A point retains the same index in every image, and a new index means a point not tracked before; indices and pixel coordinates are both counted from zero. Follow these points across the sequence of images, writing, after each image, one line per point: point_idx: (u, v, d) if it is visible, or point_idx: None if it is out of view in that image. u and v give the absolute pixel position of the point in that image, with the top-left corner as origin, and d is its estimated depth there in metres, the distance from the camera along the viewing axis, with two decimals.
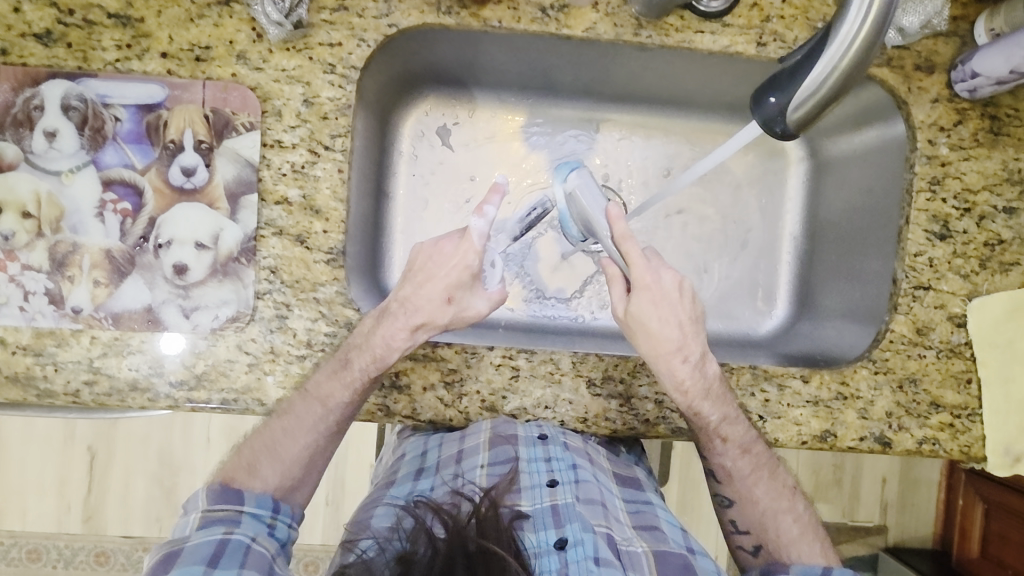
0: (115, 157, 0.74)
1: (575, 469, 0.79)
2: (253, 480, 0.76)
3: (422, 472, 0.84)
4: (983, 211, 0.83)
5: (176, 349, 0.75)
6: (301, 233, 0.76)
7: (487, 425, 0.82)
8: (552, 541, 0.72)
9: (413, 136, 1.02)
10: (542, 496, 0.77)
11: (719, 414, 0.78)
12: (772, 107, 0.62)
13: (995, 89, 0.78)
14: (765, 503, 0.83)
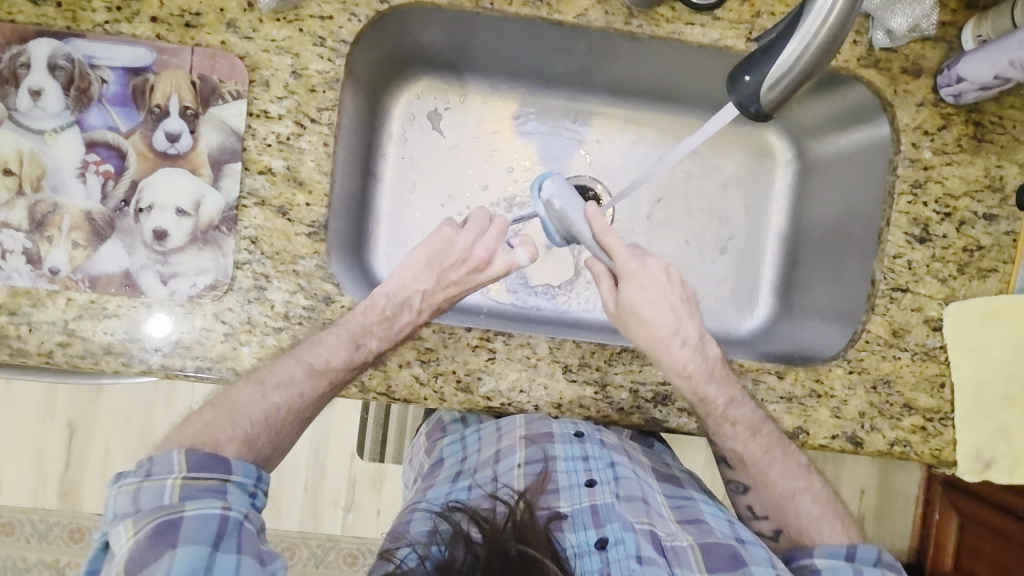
0: (100, 119, 0.74)
1: (612, 468, 0.87)
2: (245, 449, 0.75)
3: (462, 473, 0.93)
4: (963, 216, 0.84)
5: (163, 332, 0.75)
6: (283, 205, 0.77)
7: (522, 424, 0.93)
8: (592, 541, 0.78)
9: (403, 119, 1.03)
10: (580, 496, 0.84)
11: (725, 397, 0.79)
12: (747, 85, 0.61)
13: (980, 94, 0.79)
14: (780, 486, 0.85)
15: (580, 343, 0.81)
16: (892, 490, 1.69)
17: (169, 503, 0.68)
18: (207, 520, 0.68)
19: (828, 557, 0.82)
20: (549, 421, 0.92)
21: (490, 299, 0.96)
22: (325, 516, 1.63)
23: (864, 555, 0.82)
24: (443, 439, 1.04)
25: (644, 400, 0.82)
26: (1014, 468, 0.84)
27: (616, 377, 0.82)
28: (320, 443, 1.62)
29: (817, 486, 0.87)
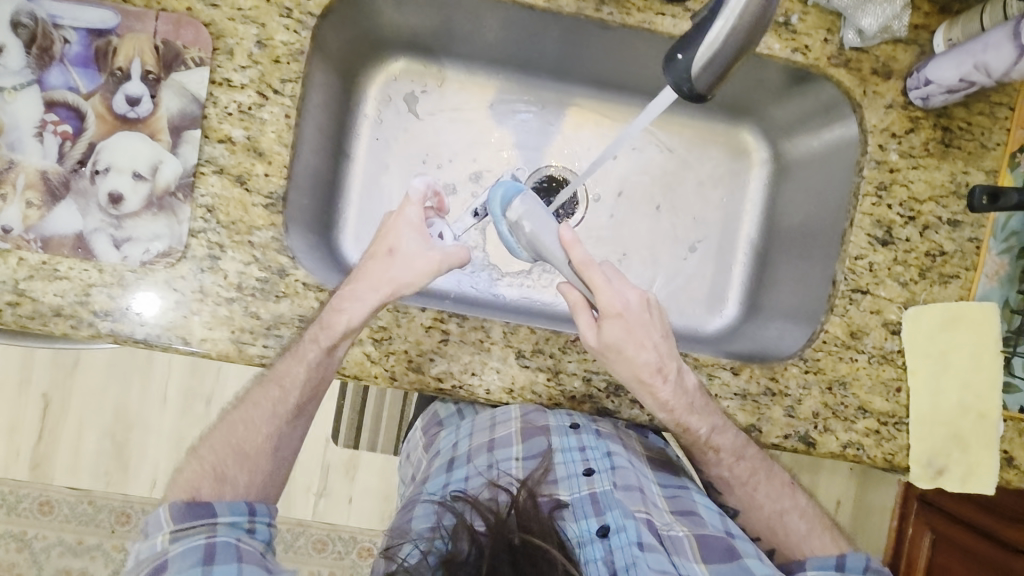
0: (60, 79, 0.74)
1: (609, 456, 0.83)
2: (224, 487, 0.76)
3: (456, 464, 0.88)
4: (927, 221, 0.84)
5: (151, 307, 0.75)
6: (242, 174, 0.77)
7: (517, 412, 0.88)
8: (593, 529, 0.75)
9: (379, 99, 1.00)
10: (579, 485, 0.81)
11: (707, 426, 0.79)
12: (679, 64, 0.59)
13: (947, 97, 0.79)
14: (767, 508, 0.86)
15: (535, 329, 0.81)
16: (869, 506, 1.62)
17: (159, 552, 0.71)
18: (197, 550, 0.70)
19: (818, 569, 0.82)
20: (546, 413, 0.87)
21: (456, 284, 0.95)
22: (296, 500, 1.59)
23: (851, 564, 0.82)
24: (439, 432, 1.01)
25: (597, 390, 0.82)
26: (966, 475, 0.83)
27: (570, 365, 0.82)
28: None
29: (803, 504, 0.87)
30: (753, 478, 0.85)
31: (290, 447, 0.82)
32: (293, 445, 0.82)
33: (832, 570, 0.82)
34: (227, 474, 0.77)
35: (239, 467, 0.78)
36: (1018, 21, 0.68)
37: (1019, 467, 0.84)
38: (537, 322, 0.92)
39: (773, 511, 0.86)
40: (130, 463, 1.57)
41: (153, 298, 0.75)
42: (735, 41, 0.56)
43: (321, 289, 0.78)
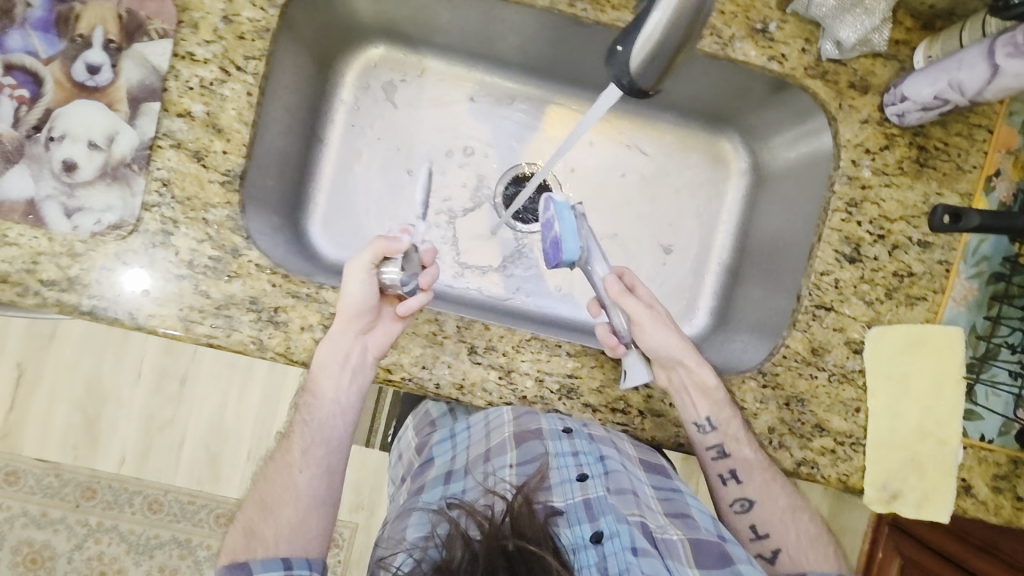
0: (19, 42, 0.73)
1: (602, 461, 0.76)
2: (255, 544, 0.74)
3: (451, 475, 0.81)
4: (896, 240, 0.82)
5: (139, 284, 0.74)
6: (199, 149, 0.76)
7: (508, 415, 0.80)
8: (587, 534, 0.69)
9: (357, 86, 0.95)
10: (573, 490, 0.74)
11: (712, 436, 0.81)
12: (620, 57, 0.57)
13: (922, 116, 0.78)
14: (785, 510, 0.82)
15: (489, 325, 0.81)
16: (842, 528, 1.55)
17: None
18: None
19: None
20: (538, 415, 0.79)
21: None
22: None
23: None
24: (433, 436, 0.92)
25: (549, 392, 0.81)
26: (921, 501, 0.81)
27: (523, 365, 0.81)
28: (268, 414, 1.57)
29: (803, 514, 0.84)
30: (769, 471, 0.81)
31: (318, 495, 0.79)
32: (320, 491, 0.79)
33: None
34: (257, 528, 0.75)
35: (265, 518, 0.76)
36: (992, 40, 0.66)
37: (977, 497, 0.81)
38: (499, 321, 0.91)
39: (792, 506, 0.83)
40: (100, 438, 1.55)
41: (146, 269, 0.74)
42: (673, 36, 0.53)
43: (273, 271, 0.77)
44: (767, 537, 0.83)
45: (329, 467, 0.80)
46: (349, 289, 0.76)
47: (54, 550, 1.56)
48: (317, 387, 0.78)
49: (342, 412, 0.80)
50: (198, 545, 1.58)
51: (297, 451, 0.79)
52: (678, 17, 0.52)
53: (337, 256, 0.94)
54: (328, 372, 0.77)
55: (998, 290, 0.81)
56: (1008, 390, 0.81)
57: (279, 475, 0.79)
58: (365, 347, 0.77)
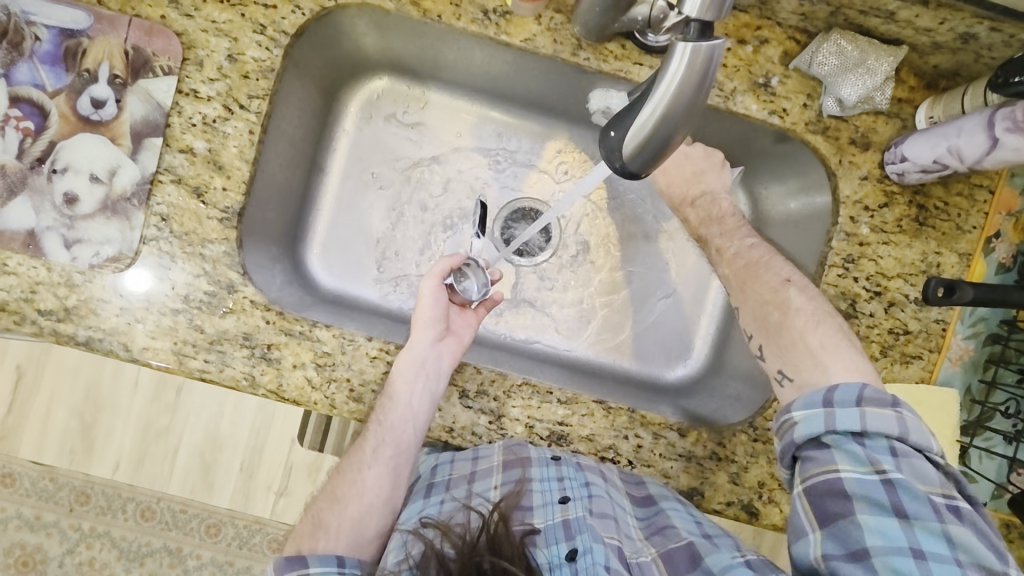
0: (28, 75, 0.74)
1: (586, 485, 0.75)
2: (319, 538, 0.72)
3: (432, 488, 0.79)
4: (893, 298, 0.82)
5: (143, 297, 0.75)
6: (199, 186, 0.77)
7: (499, 448, 0.78)
8: (563, 553, 0.69)
9: (360, 116, 0.95)
10: (553, 512, 0.73)
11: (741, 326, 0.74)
12: (612, 141, 0.57)
13: (922, 176, 0.78)
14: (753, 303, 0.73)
15: (481, 368, 0.81)
16: None
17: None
18: None
19: (806, 407, 0.63)
20: (526, 444, 0.78)
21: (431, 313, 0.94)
22: (257, 499, 1.57)
23: (843, 398, 0.61)
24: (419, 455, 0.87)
25: (538, 437, 0.81)
26: None
27: (513, 410, 0.81)
28: (263, 426, 1.56)
29: (797, 301, 0.70)
30: (742, 279, 0.75)
31: (385, 495, 0.76)
32: (384, 492, 0.76)
33: (819, 407, 0.62)
34: (324, 519, 0.74)
35: (332, 508, 0.75)
36: (992, 111, 0.67)
37: None
38: (510, 365, 0.90)
39: (758, 303, 0.72)
40: (96, 444, 1.53)
41: (142, 277, 0.75)
42: (664, 130, 0.53)
43: (267, 308, 0.77)
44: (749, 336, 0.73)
45: (398, 468, 0.77)
46: (423, 303, 0.81)
47: (46, 554, 1.58)
48: (392, 391, 0.75)
49: (414, 417, 0.76)
50: (188, 554, 1.59)
51: (368, 449, 0.77)
52: (666, 117, 0.52)
53: (335, 284, 0.93)
54: (404, 377, 0.75)
55: (995, 352, 0.81)
56: (1002, 454, 0.80)
57: (349, 468, 0.77)
58: (439, 355, 0.78)
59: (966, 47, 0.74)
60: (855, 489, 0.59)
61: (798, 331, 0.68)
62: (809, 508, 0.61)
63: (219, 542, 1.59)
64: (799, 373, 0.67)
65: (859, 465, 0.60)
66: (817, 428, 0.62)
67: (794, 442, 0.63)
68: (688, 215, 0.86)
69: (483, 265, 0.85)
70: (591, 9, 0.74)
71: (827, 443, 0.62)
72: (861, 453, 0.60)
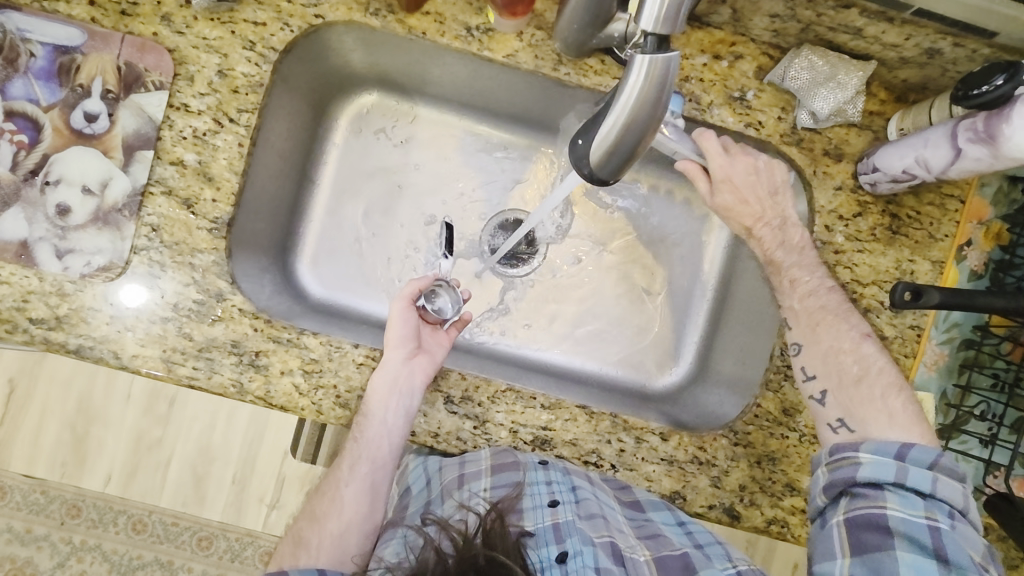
0: (23, 91, 0.76)
1: (574, 489, 0.77)
2: (300, 556, 0.76)
3: (429, 503, 0.80)
4: (869, 304, 0.84)
5: (134, 307, 0.76)
6: (189, 197, 0.78)
7: (486, 454, 0.80)
8: (553, 555, 0.73)
9: (349, 130, 0.97)
10: (543, 515, 0.77)
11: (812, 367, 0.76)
12: (579, 148, 0.59)
13: (893, 186, 0.80)
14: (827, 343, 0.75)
15: (465, 375, 0.82)
16: None
17: None
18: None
19: (874, 454, 0.67)
20: (512, 449, 0.80)
21: None
22: (248, 512, 1.57)
23: (916, 457, 0.66)
24: (409, 460, 0.88)
25: (522, 442, 0.82)
26: None
27: (498, 416, 0.82)
28: (255, 436, 1.57)
29: (874, 357, 0.74)
30: (814, 316, 0.77)
31: (363, 512, 0.78)
32: (362, 508, 0.78)
33: (887, 457, 0.66)
34: (305, 538, 0.77)
35: (313, 526, 0.77)
36: (955, 123, 0.69)
37: None
38: (497, 372, 0.91)
39: (834, 348, 0.75)
40: (87, 456, 1.53)
41: (139, 292, 0.77)
42: (629, 137, 0.55)
43: (255, 316, 0.79)
44: (812, 378, 0.76)
45: (374, 484, 0.79)
46: (394, 323, 0.82)
47: (36, 567, 1.58)
48: (367, 409, 0.77)
49: (388, 433, 0.77)
50: (180, 567, 1.59)
51: (345, 467, 0.79)
52: (629, 126, 0.54)
53: (324, 293, 0.95)
54: (378, 395, 0.76)
55: (968, 357, 0.82)
56: (978, 457, 0.81)
57: (329, 488, 0.79)
58: (412, 372, 0.78)
59: (932, 61, 0.77)
60: (900, 527, 0.64)
61: (877, 391, 0.71)
62: (846, 535, 0.67)
63: (210, 555, 1.59)
64: (863, 426, 0.71)
65: (910, 509, 0.65)
66: (884, 475, 0.66)
67: (852, 479, 0.67)
68: (761, 237, 0.81)
69: (452, 286, 0.86)
70: (569, 26, 0.77)
71: (886, 489, 0.66)
72: (917, 502, 0.65)
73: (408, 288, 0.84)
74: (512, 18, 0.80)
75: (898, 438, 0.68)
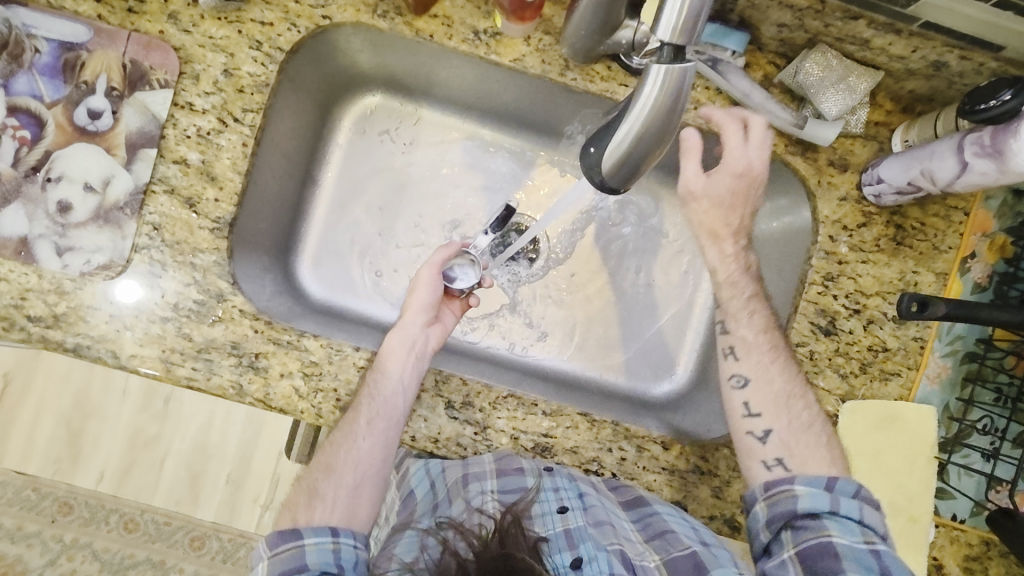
0: (26, 86, 0.76)
1: (581, 496, 0.76)
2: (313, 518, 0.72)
3: (436, 506, 0.77)
4: (872, 315, 0.84)
5: (133, 306, 0.76)
6: (192, 196, 0.78)
7: (489, 459, 0.79)
8: (566, 561, 0.70)
9: (354, 131, 0.97)
10: (553, 522, 0.74)
11: (765, 408, 0.76)
12: (592, 158, 0.60)
13: (898, 198, 0.80)
14: (780, 383, 0.76)
15: (467, 380, 0.82)
16: None
17: None
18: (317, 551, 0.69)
19: (807, 485, 0.71)
20: (520, 456, 0.79)
21: None
22: (242, 514, 1.56)
23: (843, 488, 0.71)
24: (409, 464, 0.87)
25: (522, 449, 0.81)
26: None
27: (498, 422, 0.81)
28: (252, 437, 1.56)
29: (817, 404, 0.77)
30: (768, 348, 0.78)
31: (378, 465, 0.75)
32: (378, 462, 0.75)
33: (821, 488, 0.71)
34: (319, 489, 0.74)
35: (328, 478, 0.74)
36: (962, 136, 0.69)
37: None
38: (498, 377, 0.91)
39: (786, 392, 0.76)
40: (81, 452, 1.52)
41: (133, 289, 0.76)
42: (642, 148, 0.55)
43: (256, 317, 0.78)
44: (757, 415, 0.76)
45: (390, 442, 0.76)
46: (420, 289, 0.86)
47: (26, 565, 1.54)
48: (385, 366, 0.77)
49: (404, 390, 0.77)
50: (172, 566, 1.55)
51: (361, 421, 0.75)
52: (644, 135, 0.54)
53: (325, 296, 0.94)
54: (396, 351, 0.79)
55: (972, 370, 0.82)
56: (980, 471, 0.81)
57: (343, 440, 0.75)
58: (428, 337, 0.84)
59: (939, 73, 0.77)
60: (848, 552, 0.67)
61: (813, 430, 0.75)
62: (799, 565, 0.68)
63: (204, 555, 1.56)
64: (800, 468, 0.73)
65: (850, 535, 0.68)
66: (821, 503, 0.70)
67: (794, 510, 0.70)
68: (723, 245, 0.80)
69: (478, 257, 0.91)
70: (577, 32, 0.77)
71: (823, 518, 0.70)
72: (853, 526, 0.69)
73: (441, 256, 0.87)
74: (520, 23, 0.79)
75: (830, 472, 0.73)
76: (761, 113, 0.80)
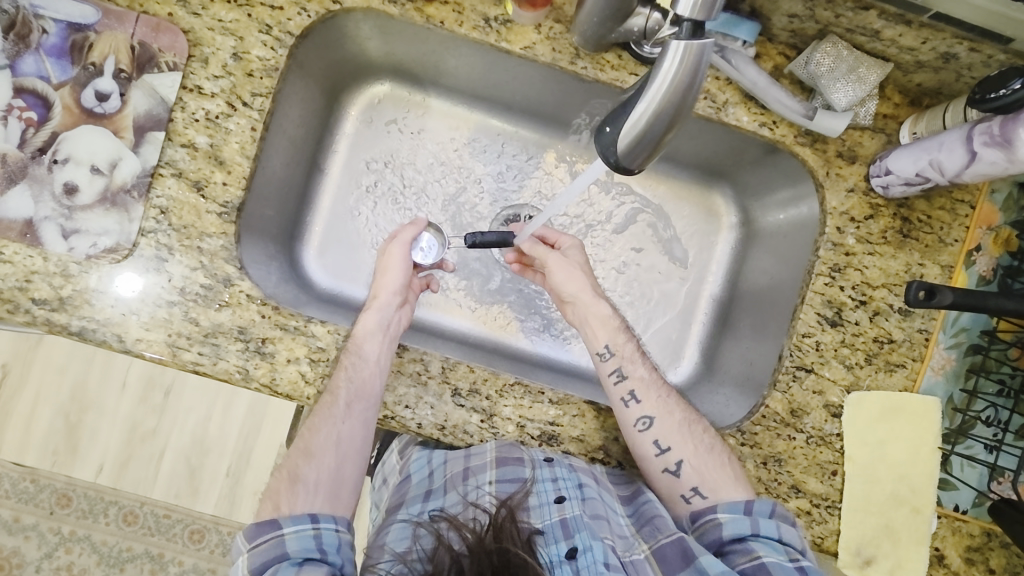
0: (33, 67, 0.75)
1: (580, 487, 0.76)
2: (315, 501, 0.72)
3: (430, 494, 0.79)
4: (878, 307, 0.84)
5: (138, 290, 0.75)
6: (200, 180, 0.78)
7: (491, 450, 0.78)
8: (562, 552, 0.70)
9: (360, 120, 0.97)
10: (550, 512, 0.74)
11: (674, 448, 0.79)
12: (607, 136, 0.58)
13: (905, 189, 0.81)
14: (678, 416, 0.80)
15: (474, 367, 0.82)
16: None
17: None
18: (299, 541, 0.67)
19: (729, 512, 0.75)
20: (520, 446, 0.79)
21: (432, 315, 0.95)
22: (243, 507, 1.55)
23: (760, 509, 0.74)
24: (411, 450, 0.88)
25: (529, 437, 0.81)
26: (894, 569, 0.80)
27: (505, 409, 0.81)
28: (251, 429, 1.56)
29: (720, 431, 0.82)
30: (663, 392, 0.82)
31: (358, 445, 0.76)
32: (359, 442, 0.76)
33: (742, 514, 0.74)
34: (302, 473, 0.73)
35: (310, 462, 0.74)
36: (970, 126, 0.69)
37: (950, 567, 0.81)
38: (501, 366, 0.91)
39: (685, 418, 0.80)
40: (80, 444, 1.51)
41: (133, 281, 0.75)
42: (659, 125, 0.55)
43: (263, 302, 0.78)
44: (666, 450, 0.79)
45: (368, 422, 0.76)
46: (390, 271, 0.86)
47: (23, 557, 1.53)
48: (361, 350, 0.77)
49: (378, 365, 0.77)
50: (170, 560, 1.55)
51: (339, 403, 0.75)
52: (662, 112, 0.54)
53: (332, 284, 0.94)
54: (370, 329, 0.79)
55: (976, 362, 0.82)
56: (983, 462, 0.81)
57: (324, 424, 0.75)
58: (400, 317, 0.84)
59: (948, 66, 0.78)
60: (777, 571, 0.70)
61: (720, 460, 0.78)
62: None
63: (202, 549, 1.55)
64: (715, 493, 0.77)
65: (778, 553, 0.72)
66: (743, 529, 0.73)
67: (721, 539, 0.74)
68: (602, 308, 0.85)
69: (439, 230, 0.93)
70: (589, 19, 0.77)
71: (751, 542, 0.73)
72: (779, 545, 0.72)
73: (409, 229, 0.88)
74: (532, 11, 0.81)
75: (746, 496, 0.76)
76: (767, 98, 0.80)
